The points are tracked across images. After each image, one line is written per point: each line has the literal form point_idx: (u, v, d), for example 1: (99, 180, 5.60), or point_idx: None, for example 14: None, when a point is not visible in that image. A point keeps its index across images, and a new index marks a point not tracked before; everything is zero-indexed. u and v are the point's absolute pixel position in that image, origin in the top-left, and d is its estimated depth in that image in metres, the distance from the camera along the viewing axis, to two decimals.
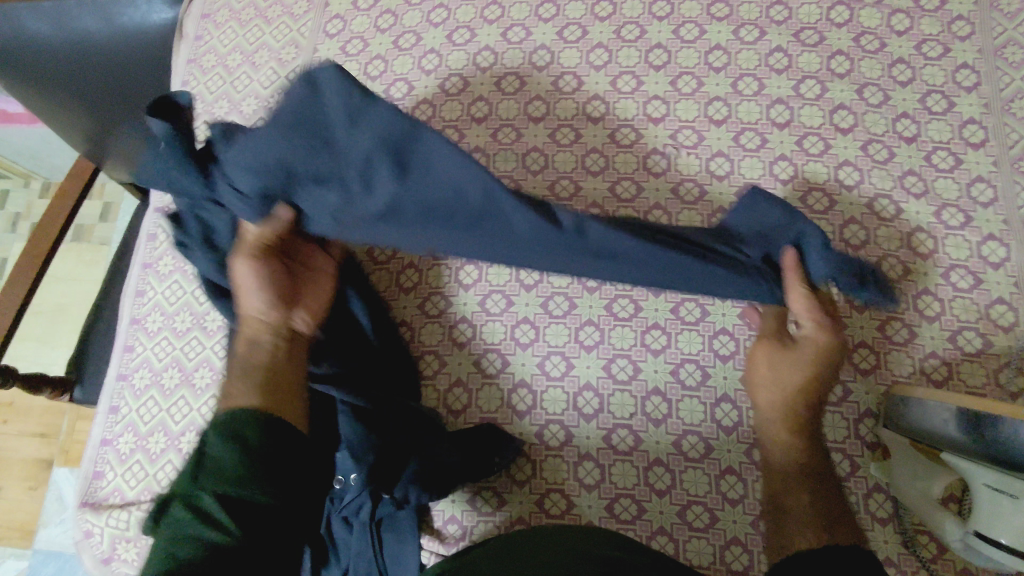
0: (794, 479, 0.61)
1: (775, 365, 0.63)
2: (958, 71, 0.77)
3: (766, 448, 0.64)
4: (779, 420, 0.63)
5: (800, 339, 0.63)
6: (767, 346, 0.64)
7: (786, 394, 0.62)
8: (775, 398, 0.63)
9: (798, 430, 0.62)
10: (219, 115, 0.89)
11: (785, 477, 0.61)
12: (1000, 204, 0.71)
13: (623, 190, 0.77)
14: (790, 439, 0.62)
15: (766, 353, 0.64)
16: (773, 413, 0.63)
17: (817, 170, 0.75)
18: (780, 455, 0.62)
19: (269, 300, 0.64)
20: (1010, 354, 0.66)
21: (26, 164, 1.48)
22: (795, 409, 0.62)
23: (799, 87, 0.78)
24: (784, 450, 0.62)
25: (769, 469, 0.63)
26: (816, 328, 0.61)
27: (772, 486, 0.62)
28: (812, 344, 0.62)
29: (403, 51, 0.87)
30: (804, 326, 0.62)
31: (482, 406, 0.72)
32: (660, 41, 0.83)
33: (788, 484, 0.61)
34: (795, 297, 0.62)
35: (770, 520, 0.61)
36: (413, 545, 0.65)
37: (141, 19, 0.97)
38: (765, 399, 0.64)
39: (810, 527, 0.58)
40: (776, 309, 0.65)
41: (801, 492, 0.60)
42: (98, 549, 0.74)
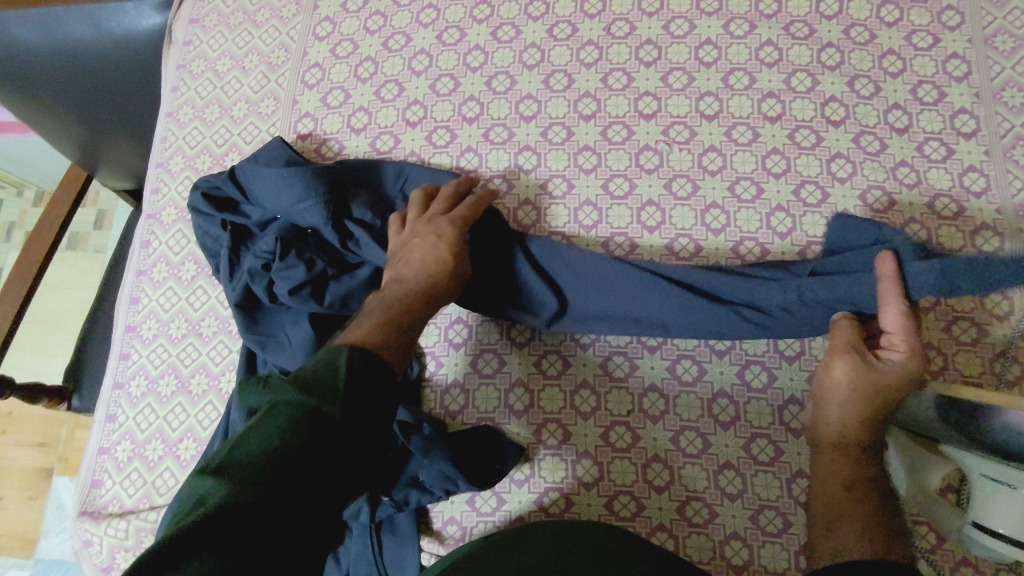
0: (848, 493, 0.58)
1: (839, 387, 0.60)
2: (949, 61, 0.77)
3: (817, 461, 0.61)
4: (833, 429, 0.60)
5: (884, 363, 0.59)
6: (847, 361, 0.59)
7: (854, 404, 0.59)
8: (841, 409, 0.60)
9: (853, 442, 0.59)
10: (210, 121, 0.88)
11: (838, 489, 0.58)
12: (992, 193, 0.71)
13: (616, 187, 0.77)
14: (840, 446, 0.60)
15: (847, 364, 0.59)
16: (839, 432, 0.60)
17: (809, 163, 0.75)
18: (828, 467, 0.60)
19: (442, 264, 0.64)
20: (1005, 343, 0.66)
21: (20, 173, 1.48)
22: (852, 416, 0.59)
23: (790, 81, 0.78)
24: (839, 460, 0.59)
25: (818, 484, 0.60)
26: (903, 358, 0.58)
27: (820, 498, 0.59)
28: (896, 368, 0.58)
29: (394, 52, 0.87)
30: (892, 352, 0.59)
31: (480, 406, 0.71)
32: (650, 37, 0.82)
33: (836, 494, 0.58)
34: (890, 310, 0.58)
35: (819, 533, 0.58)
36: (412, 549, 0.67)
37: (130, 25, 0.93)
38: (828, 417, 0.61)
39: (864, 534, 0.55)
40: (854, 327, 0.60)
41: (857, 503, 0.57)
42: (96, 558, 0.74)
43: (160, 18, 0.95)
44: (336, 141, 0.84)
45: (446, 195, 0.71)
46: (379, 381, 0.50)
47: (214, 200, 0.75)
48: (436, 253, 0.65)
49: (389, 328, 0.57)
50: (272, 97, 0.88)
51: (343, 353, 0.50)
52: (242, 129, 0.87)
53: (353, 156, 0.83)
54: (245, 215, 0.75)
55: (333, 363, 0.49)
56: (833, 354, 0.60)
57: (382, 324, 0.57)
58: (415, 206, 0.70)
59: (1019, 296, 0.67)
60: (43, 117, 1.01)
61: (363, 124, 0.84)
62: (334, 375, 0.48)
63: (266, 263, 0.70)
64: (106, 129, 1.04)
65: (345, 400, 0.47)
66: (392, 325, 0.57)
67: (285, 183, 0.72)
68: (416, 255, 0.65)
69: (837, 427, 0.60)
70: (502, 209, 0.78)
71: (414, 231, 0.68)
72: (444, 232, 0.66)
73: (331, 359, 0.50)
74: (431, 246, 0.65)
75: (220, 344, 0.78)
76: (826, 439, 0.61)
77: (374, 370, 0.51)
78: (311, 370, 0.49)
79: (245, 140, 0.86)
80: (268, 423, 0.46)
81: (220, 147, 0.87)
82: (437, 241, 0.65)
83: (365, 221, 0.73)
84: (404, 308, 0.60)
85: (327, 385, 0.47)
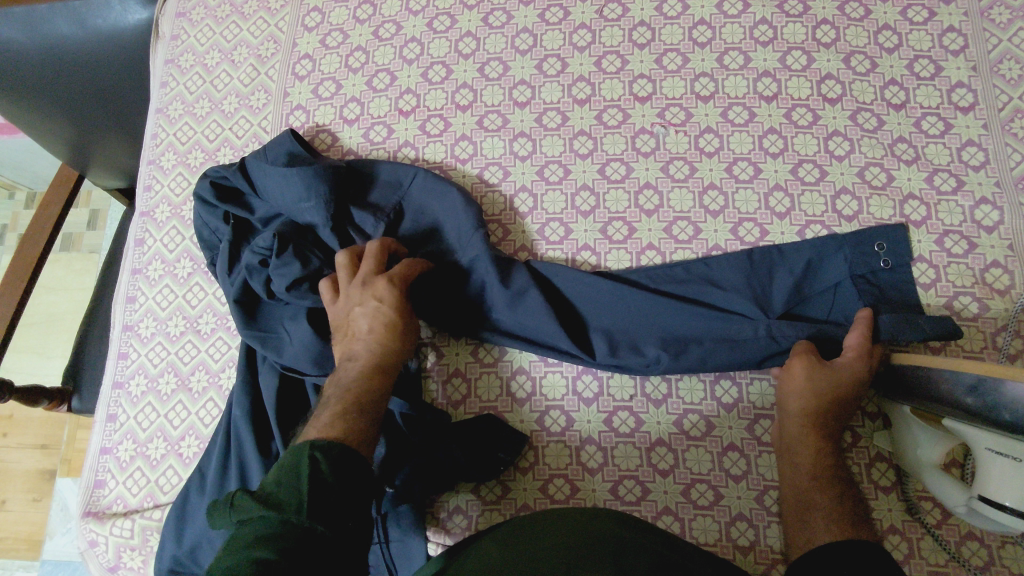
0: (813, 483, 0.59)
1: (812, 377, 0.62)
2: (945, 35, 0.77)
3: (787, 448, 0.63)
4: (794, 420, 0.62)
5: (839, 361, 0.63)
6: (807, 359, 0.63)
7: (812, 400, 0.61)
8: (803, 403, 0.62)
9: (815, 434, 0.61)
10: (200, 116, 0.87)
11: (806, 479, 0.60)
12: (991, 167, 0.71)
13: (613, 170, 0.76)
14: (801, 434, 0.62)
15: (806, 365, 0.62)
16: (805, 422, 0.62)
17: (806, 142, 0.74)
18: (797, 456, 0.61)
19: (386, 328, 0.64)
20: (1007, 317, 0.66)
21: (11, 175, 1.46)
22: (814, 408, 0.61)
23: (785, 59, 0.78)
24: (805, 447, 0.61)
25: (788, 472, 0.62)
26: (854, 359, 0.62)
27: (789, 486, 0.61)
28: (851, 368, 0.62)
29: (384, 41, 0.86)
30: (844, 354, 0.63)
31: (483, 395, 0.71)
32: (644, 18, 0.82)
33: (803, 482, 0.60)
34: (851, 333, 0.64)
35: (792, 520, 0.60)
36: (418, 539, 0.66)
37: (115, 21, 0.92)
38: (793, 407, 0.62)
39: (833, 521, 0.56)
40: (806, 342, 0.64)
41: (822, 491, 0.59)
42: (102, 557, 0.73)
43: (146, 12, 0.94)
44: (328, 133, 0.83)
45: (373, 250, 0.68)
46: (350, 477, 0.51)
47: (220, 193, 0.75)
48: (382, 322, 0.64)
49: (353, 410, 0.57)
50: (262, 90, 0.87)
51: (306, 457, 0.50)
52: (234, 123, 0.86)
53: (347, 148, 0.82)
54: (249, 208, 0.75)
55: (300, 467, 0.50)
56: (791, 357, 0.64)
57: (343, 413, 0.57)
58: (341, 269, 0.67)
59: (1020, 270, 0.67)
60: (30, 117, 1.00)
61: (356, 115, 0.83)
62: (301, 488, 0.48)
63: (265, 259, 0.69)
64: (96, 128, 1.02)
65: (319, 510, 0.47)
66: (353, 404, 0.58)
67: (286, 185, 0.71)
68: (362, 329, 0.64)
69: (802, 417, 0.62)
70: (499, 197, 0.77)
71: (349, 301, 0.65)
72: (383, 294, 0.64)
73: (296, 465, 0.50)
74: (370, 315, 0.64)
75: (219, 340, 0.77)
76: (792, 429, 0.63)
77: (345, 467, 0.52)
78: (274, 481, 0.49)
79: (237, 134, 0.85)
80: (246, 545, 0.45)
81: (211, 142, 0.86)
82: (380, 310, 0.64)
83: (366, 226, 0.73)
84: (360, 391, 0.59)
85: (299, 495, 0.47)
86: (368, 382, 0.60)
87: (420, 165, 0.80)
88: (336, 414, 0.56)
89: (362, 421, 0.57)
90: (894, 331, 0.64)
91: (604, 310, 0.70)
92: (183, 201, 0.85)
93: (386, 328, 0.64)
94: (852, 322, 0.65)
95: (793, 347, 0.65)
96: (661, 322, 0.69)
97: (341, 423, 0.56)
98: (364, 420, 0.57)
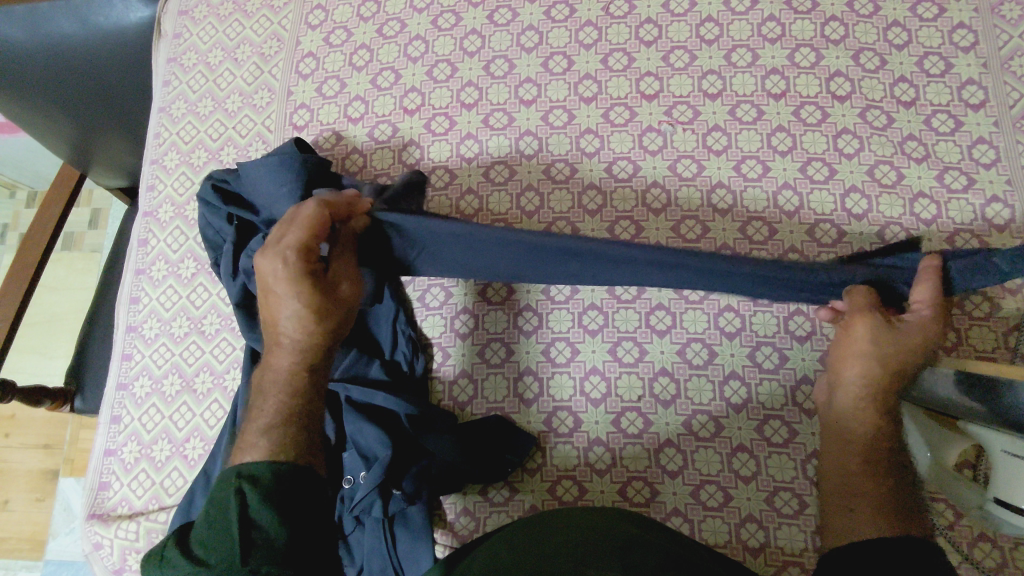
0: (864, 467, 0.59)
1: (876, 343, 0.60)
2: (955, 31, 0.76)
3: (838, 420, 0.62)
4: (850, 392, 0.61)
5: (907, 323, 0.61)
6: (874, 321, 0.60)
7: (878, 366, 0.60)
8: (862, 370, 0.60)
9: (874, 409, 0.60)
10: (203, 115, 0.87)
11: (857, 463, 0.60)
12: (1002, 164, 0.70)
13: (620, 169, 0.76)
14: (857, 409, 0.61)
15: (875, 327, 0.60)
16: (857, 393, 0.61)
17: (815, 139, 0.74)
18: (850, 430, 0.61)
19: (295, 317, 0.56)
20: (1019, 317, 0.65)
21: (12, 175, 1.45)
22: (874, 377, 0.60)
23: (794, 56, 0.77)
24: (860, 423, 0.60)
25: (837, 450, 0.61)
26: (926, 318, 0.60)
27: (836, 467, 0.61)
28: (920, 330, 0.60)
29: (389, 39, 0.85)
30: (914, 312, 0.61)
31: (489, 396, 0.71)
32: (650, 15, 0.81)
33: (851, 463, 0.60)
34: (919, 288, 0.61)
35: (834, 504, 0.60)
36: (426, 543, 0.64)
37: (118, 19, 0.91)
38: (849, 375, 0.61)
39: (879, 512, 0.57)
40: (869, 295, 0.61)
41: (871, 479, 0.58)
42: (107, 560, 0.73)
43: (148, 11, 0.93)
44: (333, 131, 0.83)
45: (286, 219, 0.57)
46: (291, 492, 0.52)
47: (223, 192, 0.73)
48: (288, 312, 0.56)
49: (276, 421, 0.55)
50: (266, 89, 0.86)
51: (233, 495, 0.50)
52: (237, 122, 0.85)
53: (351, 147, 0.82)
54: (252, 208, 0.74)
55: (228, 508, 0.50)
56: (853, 316, 0.61)
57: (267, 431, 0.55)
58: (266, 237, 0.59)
59: None
60: (33, 117, 0.99)
61: (360, 114, 0.83)
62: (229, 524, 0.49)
63: None
64: (99, 128, 1.02)
65: (253, 552, 0.48)
66: (280, 421, 0.55)
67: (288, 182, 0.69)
68: (275, 319, 0.57)
69: (858, 387, 0.61)
70: (505, 196, 0.77)
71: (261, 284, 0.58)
72: (280, 281, 0.55)
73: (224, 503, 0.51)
74: (278, 304, 0.56)
75: (223, 341, 0.77)
76: (846, 401, 0.61)
77: (282, 486, 0.52)
78: (205, 532, 0.50)
79: (240, 134, 0.85)
80: None
81: (215, 141, 0.85)
82: (284, 299, 0.56)
83: None
84: (288, 401, 0.56)
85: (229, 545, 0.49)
86: (287, 389, 0.57)
87: (424, 164, 0.79)
88: (260, 434, 0.54)
89: (291, 434, 0.55)
90: (960, 279, 0.61)
91: (587, 272, 0.66)
92: (186, 200, 0.84)
93: (295, 317, 0.56)
94: (916, 270, 0.61)
95: (848, 296, 0.62)
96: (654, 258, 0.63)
97: (267, 445, 0.54)
98: (294, 433, 0.55)
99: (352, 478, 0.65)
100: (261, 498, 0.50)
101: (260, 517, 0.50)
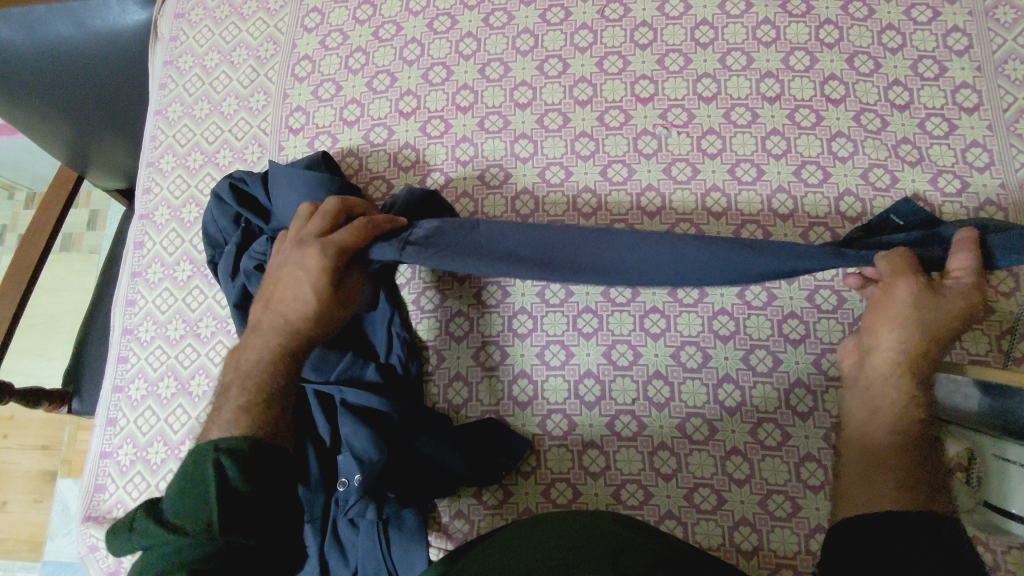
0: (891, 441, 0.54)
1: (918, 305, 0.55)
2: (949, 35, 0.76)
3: (868, 384, 0.58)
4: (886, 358, 0.56)
5: (950, 291, 0.55)
6: (915, 282, 0.55)
7: (917, 331, 0.55)
8: (898, 338, 0.56)
9: (908, 378, 0.55)
10: (199, 118, 0.87)
11: (886, 437, 0.55)
12: (996, 168, 0.70)
13: (614, 172, 0.76)
14: (889, 374, 0.56)
15: (910, 291, 0.55)
16: (889, 357, 0.56)
17: (809, 143, 0.74)
18: (880, 395, 0.56)
19: (306, 303, 0.58)
20: (1013, 320, 0.65)
21: (11, 176, 1.46)
22: (914, 343, 0.55)
23: (788, 59, 0.77)
24: (890, 395, 0.56)
25: (869, 415, 0.57)
26: (970, 287, 0.54)
27: (866, 433, 0.56)
28: (964, 299, 0.54)
29: (385, 42, 0.85)
30: (955, 280, 0.55)
31: (484, 400, 0.71)
32: (646, 19, 0.81)
33: (881, 430, 0.55)
34: (959, 254, 0.55)
35: (854, 478, 0.55)
36: (420, 546, 0.66)
37: (114, 22, 0.90)
38: (886, 341, 0.57)
39: (899, 490, 0.51)
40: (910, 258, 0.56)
41: (898, 454, 0.53)
42: (103, 562, 0.73)
43: (145, 13, 0.93)
44: (328, 134, 0.83)
45: (327, 210, 0.60)
46: (265, 466, 0.52)
47: (239, 193, 0.73)
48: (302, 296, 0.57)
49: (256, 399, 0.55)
50: (262, 92, 0.86)
51: (209, 462, 0.50)
52: (234, 125, 0.86)
53: (346, 150, 0.82)
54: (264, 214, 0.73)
55: (204, 473, 0.50)
56: (894, 276, 0.56)
57: (242, 413, 0.54)
58: (299, 219, 0.62)
59: None
60: (30, 120, 0.99)
61: (355, 117, 0.83)
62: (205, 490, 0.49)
63: (261, 265, 0.69)
64: (96, 131, 1.02)
65: (230, 519, 0.48)
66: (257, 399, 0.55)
67: (299, 180, 0.69)
68: (282, 298, 0.58)
69: (895, 354, 0.56)
70: (500, 199, 0.77)
71: (283, 260, 0.59)
72: (310, 264, 0.57)
73: (197, 470, 0.50)
74: (294, 285, 0.58)
75: (219, 344, 0.77)
76: (878, 368, 0.57)
77: (259, 457, 0.52)
78: (175, 497, 0.49)
79: (237, 137, 0.85)
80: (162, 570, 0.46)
81: (211, 144, 0.85)
82: (303, 281, 0.57)
83: None
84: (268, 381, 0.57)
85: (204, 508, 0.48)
86: (266, 368, 0.57)
87: (420, 167, 0.80)
88: (234, 414, 0.54)
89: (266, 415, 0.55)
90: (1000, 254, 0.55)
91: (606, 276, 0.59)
92: (182, 203, 0.84)
93: (306, 304, 0.58)
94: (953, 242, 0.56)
95: (882, 260, 0.56)
96: (659, 257, 0.58)
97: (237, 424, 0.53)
98: (270, 414, 0.55)
99: (347, 481, 0.66)
100: (238, 468, 0.50)
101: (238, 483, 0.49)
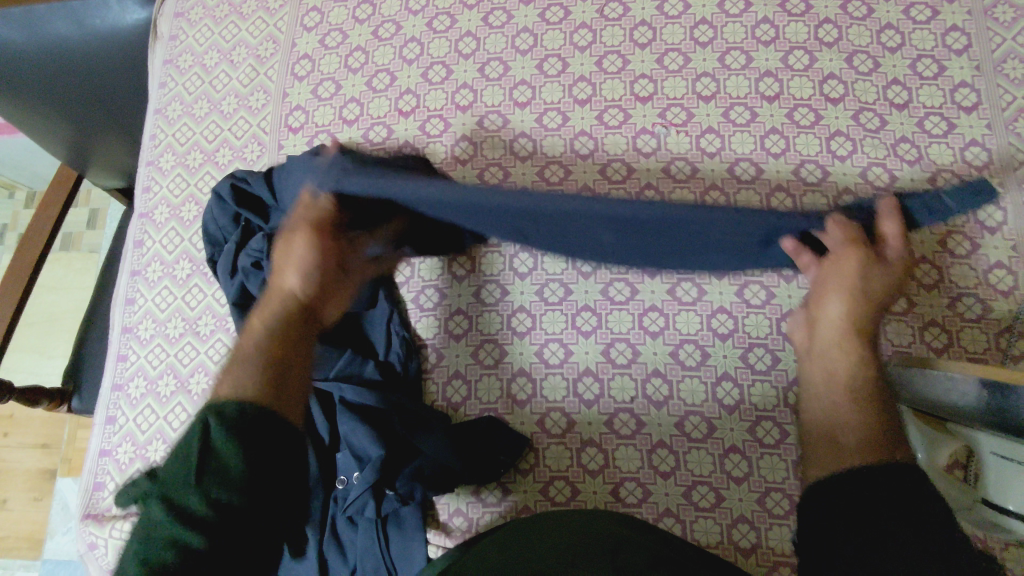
0: (850, 401, 0.56)
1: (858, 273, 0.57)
2: (948, 34, 0.76)
3: (819, 351, 0.60)
4: (833, 322, 0.59)
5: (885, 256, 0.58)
6: (863, 252, 0.57)
7: (861, 298, 0.58)
8: (844, 304, 0.58)
9: (858, 342, 0.58)
10: (199, 117, 0.87)
11: (844, 392, 0.57)
12: (994, 167, 0.70)
13: (614, 171, 0.76)
14: (837, 340, 0.59)
15: (858, 262, 0.57)
16: (837, 325, 0.59)
17: (808, 142, 0.74)
18: (831, 359, 0.58)
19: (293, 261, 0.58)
20: (1011, 318, 0.65)
21: (12, 175, 1.46)
22: (853, 307, 0.58)
23: (787, 58, 0.77)
24: (841, 360, 0.58)
25: (823, 378, 0.59)
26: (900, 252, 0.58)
27: (821, 395, 0.58)
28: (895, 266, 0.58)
29: (384, 41, 0.85)
30: (888, 246, 0.59)
31: (482, 398, 0.71)
32: (645, 18, 0.81)
33: (839, 392, 0.57)
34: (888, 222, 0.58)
35: (820, 445, 0.55)
36: (419, 542, 0.66)
37: (115, 21, 0.91)
38: (830, 310, 0.59)
39: (868, 445, 0.52)
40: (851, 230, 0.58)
41: (859, 409, 0.55)
42: (102, 560, 0.73)
43: (144, 13, 0.94)
44: (328, 133, 0.83)
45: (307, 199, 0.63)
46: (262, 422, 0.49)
47: (240, 194, 0.73)
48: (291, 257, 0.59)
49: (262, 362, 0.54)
50: (261, 91, 0.86)
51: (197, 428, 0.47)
52: (234, 124, 0.86)
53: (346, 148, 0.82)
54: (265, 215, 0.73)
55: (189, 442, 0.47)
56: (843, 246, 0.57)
57: (248, 377, 0.52)
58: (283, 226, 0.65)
59: None
60: (31, 120, 0.99)
61: (355, 116, 0.83)
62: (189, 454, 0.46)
63: (259, 262, 0.69)
64: (97, 131, 1.02)
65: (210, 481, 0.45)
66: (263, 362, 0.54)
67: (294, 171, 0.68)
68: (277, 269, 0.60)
69: (841, 321, 0.59)
70: None
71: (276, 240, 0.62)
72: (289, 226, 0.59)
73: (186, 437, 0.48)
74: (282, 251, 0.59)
75: (218, 342, 0.77)
76: (824, 335, 0.60)
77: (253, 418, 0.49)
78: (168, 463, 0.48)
79: (236, 135, 0.85)
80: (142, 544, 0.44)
81: (211, 143, 0.86)
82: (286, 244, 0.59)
83: None
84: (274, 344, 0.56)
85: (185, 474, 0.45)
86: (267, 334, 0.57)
87: None
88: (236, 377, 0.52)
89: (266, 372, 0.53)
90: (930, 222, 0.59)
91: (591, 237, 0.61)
92: (181, 202, 0.84)
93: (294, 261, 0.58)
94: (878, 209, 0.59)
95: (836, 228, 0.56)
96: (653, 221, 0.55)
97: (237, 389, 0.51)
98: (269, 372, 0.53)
99: (345, 479, 0.66)
100: (224, 432, 0.47)
101: (221, 445, 0.46)
